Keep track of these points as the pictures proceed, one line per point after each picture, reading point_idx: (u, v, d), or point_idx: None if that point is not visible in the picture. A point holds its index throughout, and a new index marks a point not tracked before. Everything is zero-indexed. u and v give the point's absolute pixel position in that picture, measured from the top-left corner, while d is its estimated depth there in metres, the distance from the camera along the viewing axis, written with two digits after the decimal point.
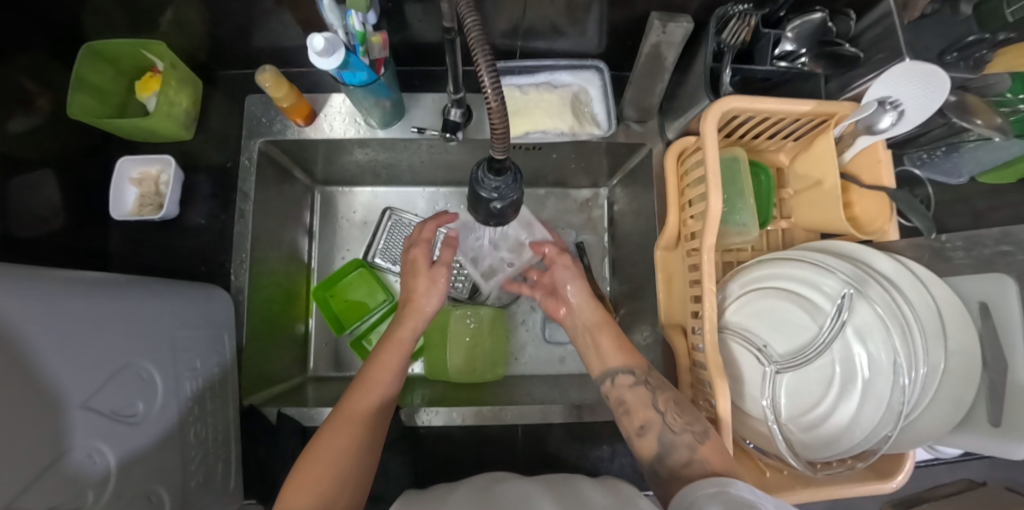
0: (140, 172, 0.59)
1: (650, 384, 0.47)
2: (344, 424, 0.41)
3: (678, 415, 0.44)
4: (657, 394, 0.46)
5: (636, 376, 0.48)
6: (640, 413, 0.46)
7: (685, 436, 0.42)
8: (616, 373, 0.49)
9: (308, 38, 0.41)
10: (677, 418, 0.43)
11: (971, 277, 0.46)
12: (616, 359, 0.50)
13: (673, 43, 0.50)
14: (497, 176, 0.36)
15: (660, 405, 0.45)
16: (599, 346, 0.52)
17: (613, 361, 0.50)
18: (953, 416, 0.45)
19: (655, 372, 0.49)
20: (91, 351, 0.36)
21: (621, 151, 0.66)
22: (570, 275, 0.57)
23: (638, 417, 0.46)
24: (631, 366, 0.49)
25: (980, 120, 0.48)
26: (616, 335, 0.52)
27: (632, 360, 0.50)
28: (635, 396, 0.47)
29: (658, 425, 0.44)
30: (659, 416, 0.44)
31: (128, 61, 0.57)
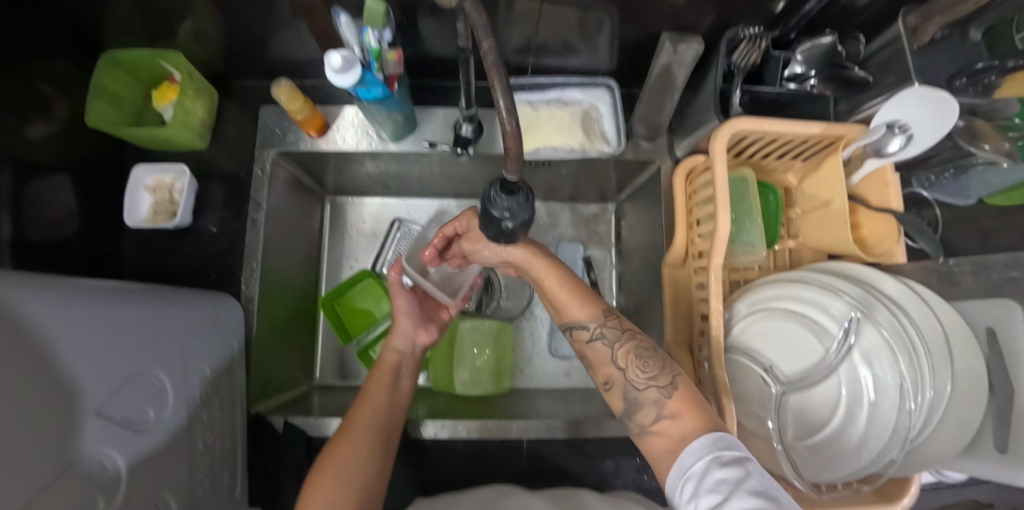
0: (155, 180, 0.60)
1: (607, 338, 0.44)
2: (348, 439, 0.43)
3: (641, 369, 0.42)
4: (615, 349, 0.44)
5: (591, 329, 0.45)
6: (602, 369, 0.45)
7: (651, 392, 0.41)
8: (574, 326, 0.46)
9: (326, 57, 0.42)
10: (640, 373, 0.42)
11: (980, 302, 0.46)
12: (575, 310, 0.46)
13: (685, 63, 0.51)
14: (509, 196, 0.36)
15: (620, 361, 0.43)
16: (553, 296, 0.47)
17: (574, 312, 0.46)
18: (961, 440, 0.45)
19: (612, 318, 0.45)
20: (106, 358, 0.36)
21: (630, 168, 0.67)
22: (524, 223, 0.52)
23: (602, 373, 0.45)
24: (587, 318, 0.45)
25: (989, 145, 0.47)
26: (565, 277, 0.47)
27: (588, 308, 0.45)
28: (594, 352, 0.45)
29: (621, 381, 0.43)
30: (621, 372, 0.43)
31: (147, 70, 0.59)
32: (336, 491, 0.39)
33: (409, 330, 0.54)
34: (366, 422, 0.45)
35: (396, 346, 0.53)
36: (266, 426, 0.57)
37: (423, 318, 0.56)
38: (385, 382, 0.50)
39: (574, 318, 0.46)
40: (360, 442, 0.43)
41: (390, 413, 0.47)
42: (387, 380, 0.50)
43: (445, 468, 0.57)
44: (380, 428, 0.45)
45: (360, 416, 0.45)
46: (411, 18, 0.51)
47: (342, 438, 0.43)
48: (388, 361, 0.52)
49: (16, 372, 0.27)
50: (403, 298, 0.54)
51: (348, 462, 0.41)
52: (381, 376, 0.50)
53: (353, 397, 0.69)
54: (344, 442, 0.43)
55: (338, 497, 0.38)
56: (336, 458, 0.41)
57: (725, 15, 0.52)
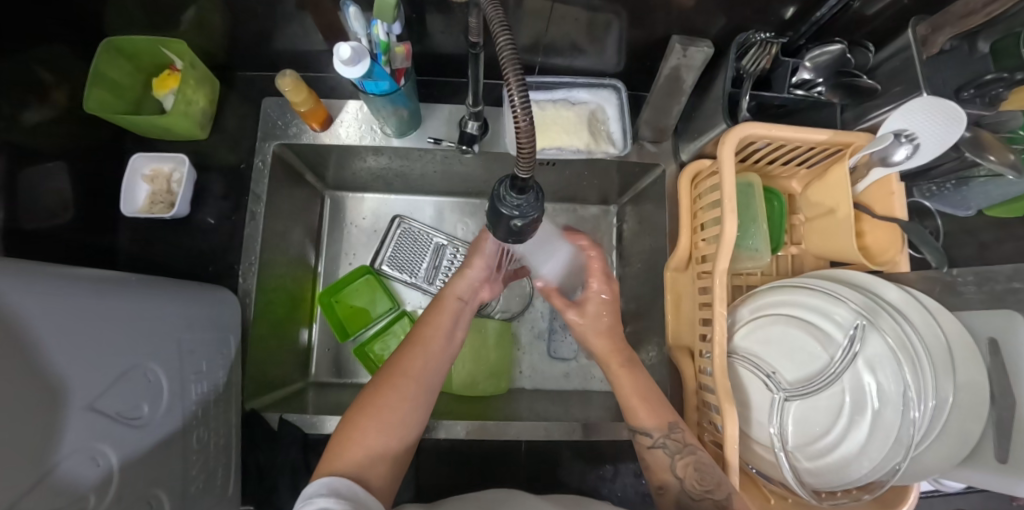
0: (152, 169, 0.59)
1: (670, 447, 0.46)
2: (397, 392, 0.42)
3: (698, 480, 0.43)
4: (676, 459, 0.45)
5: (655, 437, 0.47)
6: (659, 475, 0.46)
7: (706, 504, 0.41)
8: (641, 430, 0.48)
9: (335, 48, 0.41)
10: (697, 484, 0.43)
11: (981, 313, 0.46)
12: (640, 417, 0.48)
13: (693, 66, 0.50)
14: (520, 194, 0.35)
15: (679, 469, 0.45)
16: (624, 394, 0.50)
17: (641, 418, 0.48)
18: (960, 449, 0.45)
19: (677, 431, 0.47)
20: (100, 350, 0.35)
21: (634, 170, 0.66)
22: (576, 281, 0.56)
23: (658, 478, 0.46)
24: (653, 426, 0.47)
25: (994, 156, 0.48)
26: (638, 381, 0.50)
27: (655, 417, 0.48)
28: (655, 458, 0.46)
29: (676, 489, 0.44)
30: (677, 481, 0.44)
31: (148, 57, 0.57)
32: (372, 439, 0.39)
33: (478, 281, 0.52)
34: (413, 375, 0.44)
35: (459, 292, 0.51)
36: (262, 424, 0.56)
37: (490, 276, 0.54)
38: (443, 324, 0.48)
39: (642, 425, 0.48)
40: (403, 392, 0.42)
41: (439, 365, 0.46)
42: (442, 331, 0.48)
43: (442, 471, 0.56)
44: (425, 383, 0.44)
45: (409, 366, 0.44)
46: (420, 13, 0.50)
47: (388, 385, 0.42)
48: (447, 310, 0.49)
49: (7, 362, 0.26)
50: (489, 246, 0.51)
51: (394, 410, 0.41)
52: (441, 318, 0.49)
53: (350, 395, 0.68)
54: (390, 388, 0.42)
55: (378, 443, 0.39)
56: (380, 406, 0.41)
57: (735, 19, 0.51)
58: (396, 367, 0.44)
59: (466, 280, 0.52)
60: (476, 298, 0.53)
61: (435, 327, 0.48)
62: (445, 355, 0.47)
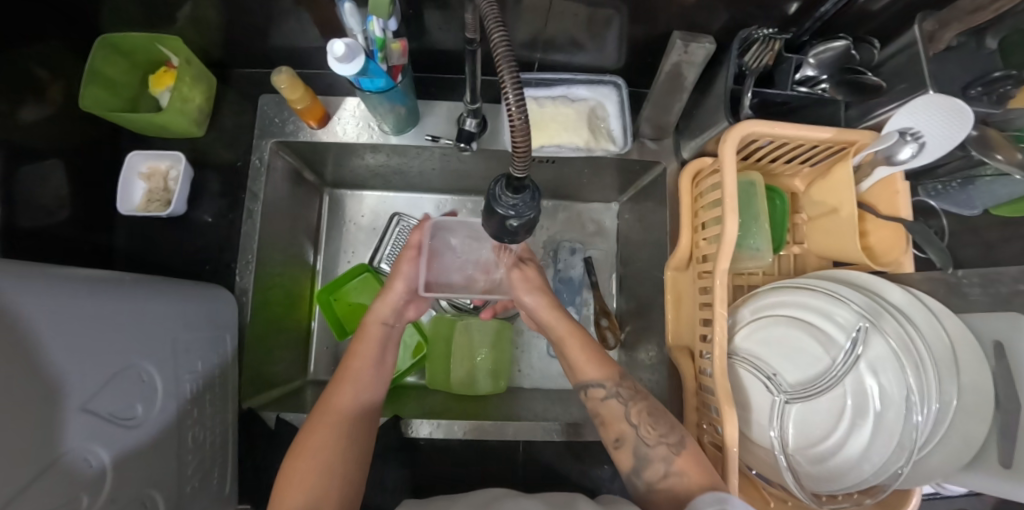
0: (149, 166, 0.58)
1: (622, 396, 0.47)
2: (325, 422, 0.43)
3: (652, 428, 0.45)
4: (628, 406, 0.47)
5: (607, 388, 0.48)
6: (615, 426, 0.47)
7: (660, 449, 0.43)
8: (590, 386, 0.49)
9: (329, 44, 0.41)
10: (651, 431, 0.45)
11: (987, 315, 0.45)
12: (592, 371, 0.49)
13: (695, 63, 0.50)
14: (515, 194, 0.35)
15: (632, 417, 0.46)
16: (571, 357, 0.51)
17: (589, 373, 0.49)
18: (964, 454, 0.44)
19: (627, 381, 0.49)
20: (93, 350, 0.35)
21: (635, 168, 0.66)
22: (534, 282, 0.55)
23: (614, 430, 0.47)
24: (602, 378, 0.49)
25: (1001, 156, 0.47)
26: (588, 344, 0.51)
27: (602, 369, 0.49)
28: (608, 409, 0.47)
29: (633, 439, 0.45)
30: (633, 429, 0.45)
31: (144, 54, 0.57)
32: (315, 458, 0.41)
33: (397, 305, 0.54)
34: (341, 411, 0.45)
35: (382, 318, 0.53)
36: (258, 422, 0.56)
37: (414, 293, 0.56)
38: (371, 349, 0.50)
39: (590, 379, 0.49)
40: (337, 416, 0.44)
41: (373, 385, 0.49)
42: (371, 355, 0.50)
43: (440, 472, 0.55)
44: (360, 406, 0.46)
45: (340, 393, 0.46)
46: (417, 9, 0.50)
47: (320, 415, 0.44)
48: (371, 335, 0.51)
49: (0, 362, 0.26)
50: (409, 265, 0.54)
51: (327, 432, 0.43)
52: (366, 342, 0.51)
53: None
54: (323, 414, 0.44)
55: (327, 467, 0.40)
56: (316, 436, 0.42)
57: (737, 15, 0.51)
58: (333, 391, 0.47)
59: (382, 308, 0.53)
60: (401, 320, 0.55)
61: (365, 352, 0.50)
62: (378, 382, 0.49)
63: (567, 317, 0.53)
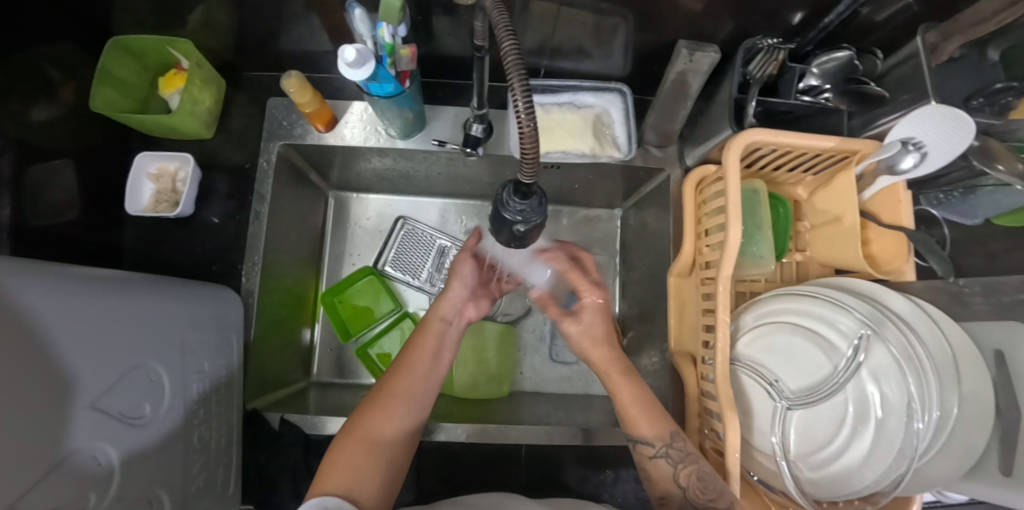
0: (158, 167, 0.59)
1: (671, 457, 0.45)
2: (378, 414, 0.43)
3: (702, 492, 0.42)
4: (678, 469, 0.44)
5: (657, 447, 0.45)
6: (662, 486, 0.45)
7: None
8: (641, 441, 0.46)
9: (339, 50, 0.41)
10: (700, 494, 0.42)
11: (988, 324, 0.46)
12: (644, 427, 0.46)
13: (700, 71, 0.50)
14: (523, 199, 0.36)
15: (682, 480, 0.43)
16: (624, 410, 0.48)
17: (640, 427, 0.47)
18: (964, 462, 0.44)
19: (679, 439, 0.46)
20: (102, 350, 0.35)
21: (639, 175, 0.66)
22: (593, 316, 0.51)
23: (660, 489, 0.45)
24: (654, 435, 0.46)
25: (1002, 165, 0.47)
26: (638, 392, 0.47)
27: (656, 426, 0.46)
28: (657, 469, 0.45)
29: (680, 501, 0.43)
30: (681, 492, 0.43)
31: (155, 56, 0.58)
32: (363, 456, 0.40)
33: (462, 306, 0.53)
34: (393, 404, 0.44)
35: (442, 314, 0.51)
36: (263, 423, 0.56)
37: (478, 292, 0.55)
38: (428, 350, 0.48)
39: (642, 434, 0.46)
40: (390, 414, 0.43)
41: (429, 385, 0.47)
42: (429, 352, 0.48)
43: (443, 475, 0.56)
44: (413, 404, 0.45)
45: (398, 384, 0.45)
46: (426, 15, 0.50)
47: (372, 407, 0.44)
48: (432, 331, 0.49)
49: (13, 358, 0.27)
50: (467, 265, 0.54)
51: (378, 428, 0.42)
52: (427, 338, 0.49)
53: (351, 396, 0.68)
54: (374, 411, 0.43)
55: (371, 467, 0.40)
56: (374, 423, 0.42)
57: (742, 25, 0.51)
58: (386, 383, 0.46)
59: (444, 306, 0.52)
60: (462, 318, 0.53)
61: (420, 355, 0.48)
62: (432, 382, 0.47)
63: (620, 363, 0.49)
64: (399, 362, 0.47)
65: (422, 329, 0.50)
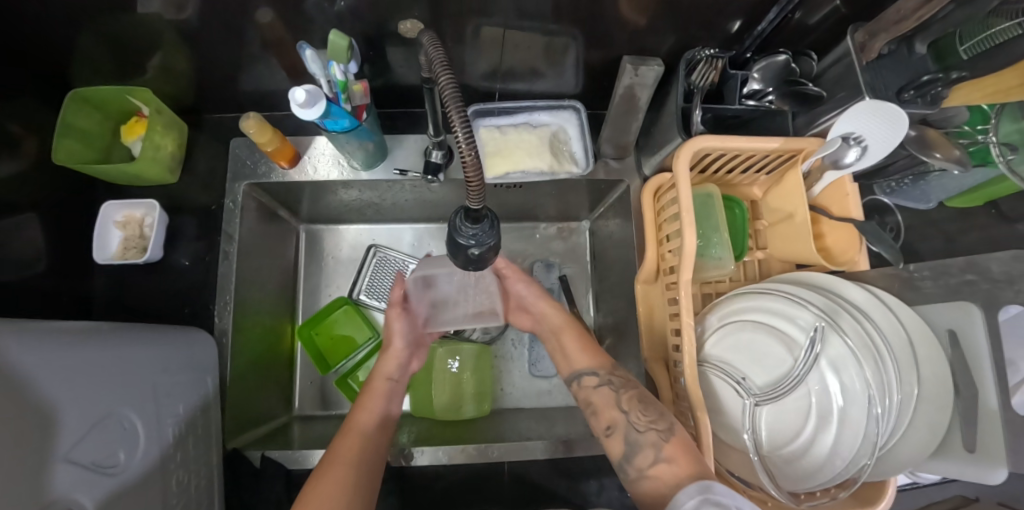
0: (125, 214, 0.59)
1: (613, 384, 0.52)
2: (336, 463, 0.44)
3: (642, 414, 0.47)
4: (620, 394, 0.51)
5: (599, 376, 0.53)
6: (607, 414, 0.50)
7: (650, 435, 0.45)
8: (583, 375, 0.55)
9: (290, 92, 0.43)
10: (641, 417, 0.47)
11: (940, 306, 0.48)
12: (583, 361, 0.56)
13: (646, 84, 0.52)
14: (475, 223, 0.38)
15: (624, 404, 0.49)
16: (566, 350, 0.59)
17: (580, 363, 0.56)
18: (930, 443, 0.46)
19: (619, 370, 0.54)
20: (73, 401, 0.35)
21: (601, 186, 0.68)
22: (523, 280, 0.63)
23: (605, 418, 0.50)
24: (595, 366, 0.55)
25: (940, 153, 0.50)
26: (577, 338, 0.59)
27: (593, 360, 0.56)
28: (601, 397, 0.52)
29: (623, 425, 0.48)
30: (624, 417, 0.48)
31: (115, 105, 0.58)
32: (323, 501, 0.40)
33: (401, 360, 0.58)
34: (354, 448, 0.46)
35: (387, 373, 0.56)
36: (244, 461, 0.56)
37: (415, 346, 0.60)
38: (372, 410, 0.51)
39: (580, 367, 0.56)
40: (342, 469, 0.43)
41: (376, 437, 0.49)
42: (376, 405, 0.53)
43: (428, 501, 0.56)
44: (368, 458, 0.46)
45: (349, 436, 0.47)
46: (378, 49, 0.52)
47: (330, 458, 0.45)
48: (377, 388, 0.54)
49: None
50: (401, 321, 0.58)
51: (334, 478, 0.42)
52: (372, 394, 0.54)
53: (335, 428, 0.67)
54: (333, 455, 0.45)
55: None
56: (326, 478, 0.42)
57: (682, 38, 0.54)
58: (340, 438, 0.47)
59: (388, 363, 0.57)
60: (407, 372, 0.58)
61: (364, 417, 0.50)
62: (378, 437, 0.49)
63: (576, 334, 0.60)
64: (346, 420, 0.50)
65: (369, 389, 0.54)
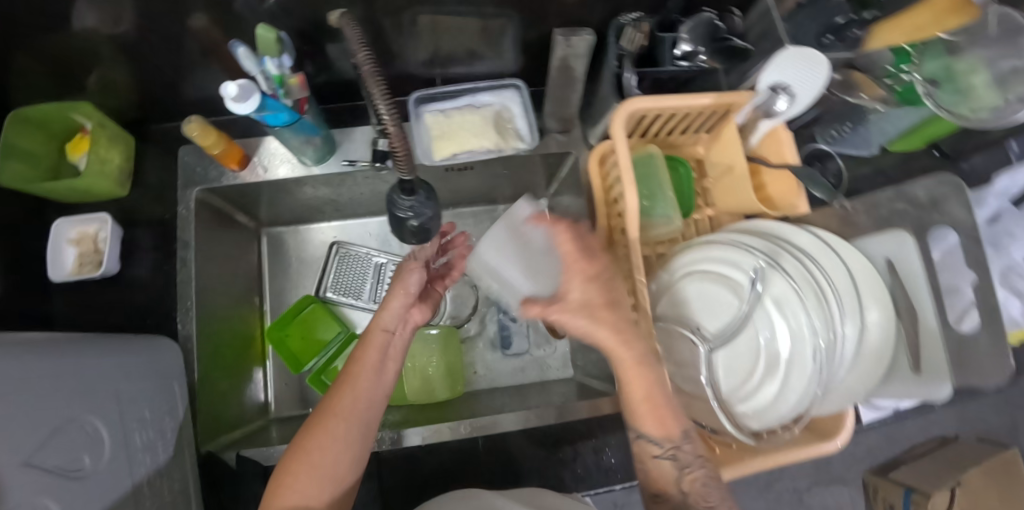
0: (78, 231, 0.59)
1: (677, 461, 0.39)
2: (301, 470, 0.41)
3: (704, 499, 0.38)
4: (682, 473, 0.39)
5: (662, 449, 0.40)
6: (660, 484, 0.40)
7: None
8: (642, 436, 0.40)
9: (222, 87, 0.43)
10: (704, 501, 0.38)
11: (873, 238, 0.50)
12: (647, 423, 0.40)
13: (579, 54, 0.53)
14: (410, 195, 0.39)
15: (685, 484, 0.39)
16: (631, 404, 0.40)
17: (645, 423, 0.40)
18: (879, 368, 0.48)
19: (688, 440, 0.40)
20: (31, 406, 0.35)
21: (553, 161, 0.69)
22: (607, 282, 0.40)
23: (657, 484, 0.41)
24: (660, 437, 0.40)
25: (866, 93, 0.55)
26: (651, 384, 0.39)
27: (661, 425, 0.40)
28: (657, 467, 0.40)
29: (677, 502, 0.39)
30: (682, 497, 0.39)
31: (58, 124, 0.58)
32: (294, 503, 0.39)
33: (401, 311, 0.51)
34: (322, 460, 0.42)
35: (385, 325, 0.50)
36: (219, 464, 0.56)
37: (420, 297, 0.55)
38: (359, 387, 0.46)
39: (646, 432, 0.40)
40: (307, 482, 0.40)
41: (353, 439, 0.44)
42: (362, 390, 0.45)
43: (405, 483, 0.56)
44: (339, 465, 0.42)
45: (318, 436, 0.42)
46: (315, 44, 0.53)
47: (298, 454, 0.42)
48: (374, 344, 0.48)
49: None
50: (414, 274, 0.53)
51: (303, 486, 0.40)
52: (368, 354, 0.48)
53: None
54: (301, 454, 0.42)
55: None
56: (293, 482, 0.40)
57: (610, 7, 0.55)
58: (308, 437, 0.43)
59: (388, 314, 0.51)
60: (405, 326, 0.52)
61: (346, 407, 0.44)
62: (358, 436, 0.44)
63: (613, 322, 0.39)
64: (323, 411, 0.44)
65: (352, 370, 0.46)
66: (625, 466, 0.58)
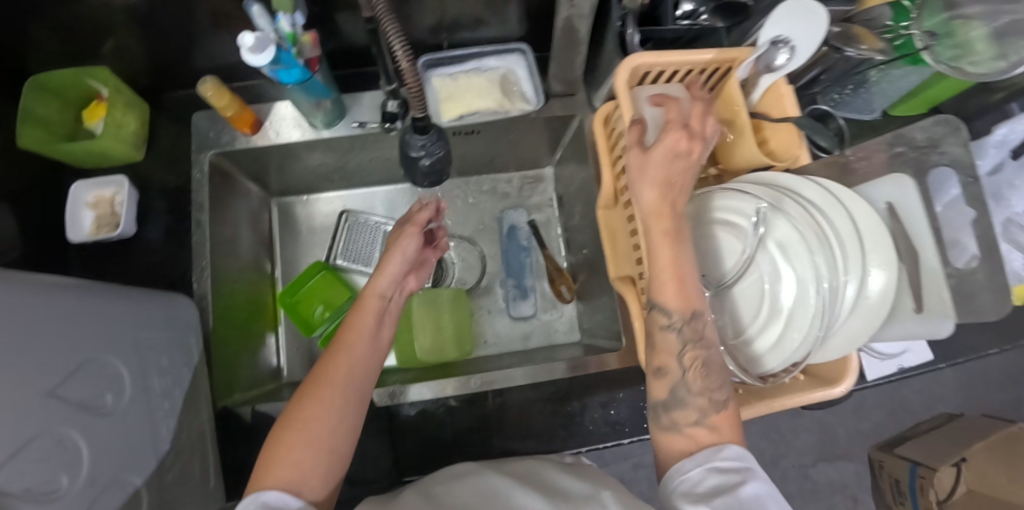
0: (94, 195, 0.61)
1: (684, 334, 0.39)
2: (295, 429, 0.38)
3: (700, 376, 0.39)
4: (686, 346, 0.39)
5: (673, 319, 0.39)
6: (662, 356, 0.40)
7: (699, 398, 0.38)
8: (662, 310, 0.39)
9: (239, 37, 0.44)
10: (698, 378, 0.39)
11: (876, 182, 0.50)
12: (668, 295, 0.39)
13: (583, 16, 0.53)
14: (424, 135, 0.40)
15: (685, 361, 0.39)
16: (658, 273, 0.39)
17: (668, 298, 0.39)
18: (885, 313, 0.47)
19: (699, 318, 0.39)
20: (58, 340, 0.36)
21: (557, 125, 0.70)
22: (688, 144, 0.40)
23: (658, 358, 0.40)
24: (675, 305, 0.39)
25: (865, 45, 0.53)
26: (680, 254, 0.39)
27: (680, 296, 0.39)
28: (663, 338, 0.40)
29: (676, 377, 0.39)
30: (680, 371, 0.39)
31: (73, 90, 0.60)
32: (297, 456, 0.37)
33: (397, 276, 0.51)
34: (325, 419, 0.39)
35: (381, 291, 0.49)
36: (235, 417, 0.56)
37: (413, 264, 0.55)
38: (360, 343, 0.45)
39: (662, 300, 0.39)
40: (312, 441, 0.38)
41: (354, 398, 0.42)
42: (359, 349, 0.44)
43: (416, 437, 0.57)
44: (342, 428, 0.40)
45: (316, 396, 0.40)
46: (325, 9, 0.54)
47: (295, 415, 0.39)
48: (370, 310, 0.47)
49: None
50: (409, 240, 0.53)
51: (310, 441, 0.38)
52: (364, 317, 0.47)
53: None
54: (300, 413, 0.39)
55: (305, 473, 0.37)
56: (292, 443, 0.37)
57: None
58: (301, 398, 0.40)
59: (382, 281, 0.50)
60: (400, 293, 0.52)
61: (340, 370, 0.42)
62: (358, 396, 0.42)
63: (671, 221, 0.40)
64: (318, 373, 0.42)
65: (347, 333, 0.45)
66: (632, 418, 0.59)
